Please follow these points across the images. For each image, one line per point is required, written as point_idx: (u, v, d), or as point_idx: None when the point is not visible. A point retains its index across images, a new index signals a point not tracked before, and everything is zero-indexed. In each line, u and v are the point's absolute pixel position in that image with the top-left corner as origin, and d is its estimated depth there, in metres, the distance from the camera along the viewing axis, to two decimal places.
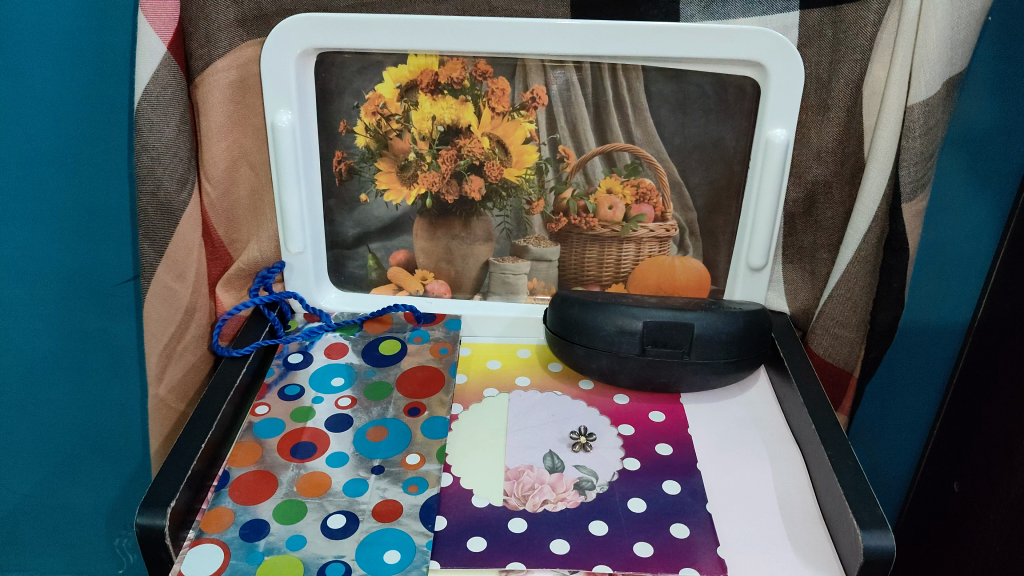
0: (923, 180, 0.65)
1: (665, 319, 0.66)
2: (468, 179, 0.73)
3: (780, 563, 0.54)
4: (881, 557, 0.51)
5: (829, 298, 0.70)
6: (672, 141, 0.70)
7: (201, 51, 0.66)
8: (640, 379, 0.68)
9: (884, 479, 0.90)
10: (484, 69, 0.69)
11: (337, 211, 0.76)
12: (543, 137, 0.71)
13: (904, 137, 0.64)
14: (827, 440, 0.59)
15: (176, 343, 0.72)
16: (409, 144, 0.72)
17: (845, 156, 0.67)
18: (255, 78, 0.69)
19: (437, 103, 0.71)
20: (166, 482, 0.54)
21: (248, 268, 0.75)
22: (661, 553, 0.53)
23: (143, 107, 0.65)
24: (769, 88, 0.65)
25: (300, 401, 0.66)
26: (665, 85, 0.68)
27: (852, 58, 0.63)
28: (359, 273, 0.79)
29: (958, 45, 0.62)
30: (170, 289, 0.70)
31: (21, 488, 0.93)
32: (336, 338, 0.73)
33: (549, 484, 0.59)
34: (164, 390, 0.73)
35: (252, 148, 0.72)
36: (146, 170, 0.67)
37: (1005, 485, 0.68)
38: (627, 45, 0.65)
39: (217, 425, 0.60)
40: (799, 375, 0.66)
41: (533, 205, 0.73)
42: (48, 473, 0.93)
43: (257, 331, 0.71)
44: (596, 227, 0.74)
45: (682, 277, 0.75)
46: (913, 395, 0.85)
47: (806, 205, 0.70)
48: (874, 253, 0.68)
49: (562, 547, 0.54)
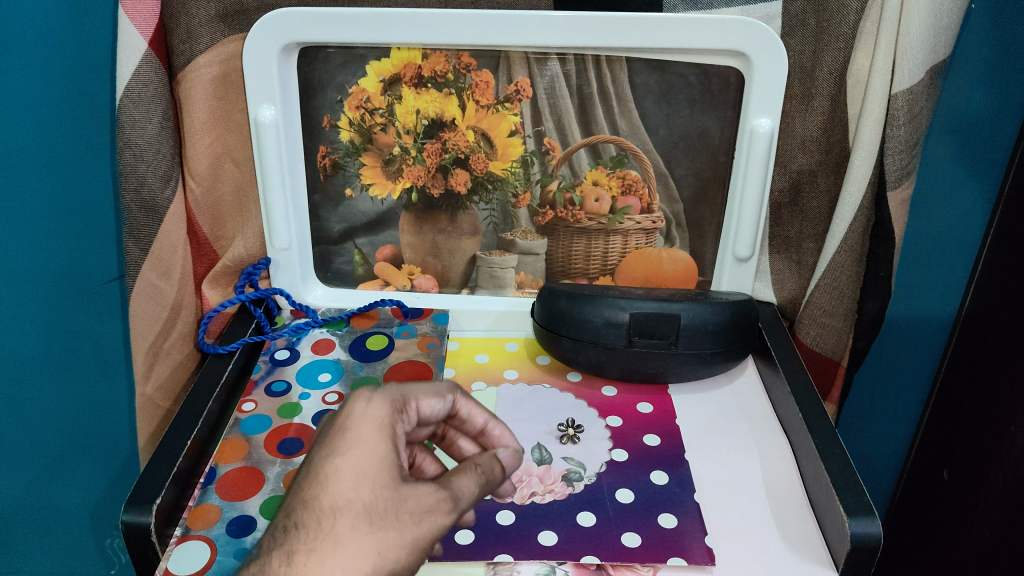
0: (908, 168, 0.66)
1: (652, 311, 0.66)
2: (454, 173, 0.73)
3: (769, 551, 0.54)
4: (868, 543, 0.51)
5: (816, 288, 0.70)
6: (657, 132, 0.70)
7: (183, 46, 0.66)
8: (627, 370, 0.67)
9: (873, 470, 0.91)
10: (468, 62, 0.68)
11: (323, 207, 0.76)
12: (528, 130, 0.71)
13: (888, 125, 0.64)
14: (815, 428, 0.59)
15: (163, 341, 0.72)
16: (394, 138, 0.72)
17: (830, 145, 0.67)
18: (238, 73, 0.69)
19: (421, 96, 0.70)
20: (150, 479, 0.54)
21: (234, 265, 0.75)
22: (648, 544, 0.53)
23: (126, 103, 0.65)
24: (753, 78, 0.65)
25: (288, 397, 0.66)
26: (650, 76, 0.68)
27: (836, 46, 0.63)
28: (345, 269, 0.79)
29: (941, 33, 0.62)
30: (155, 287, 0.70)
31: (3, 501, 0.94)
32: (323, 334, 0.74)
33: (538, 476, 0.59)
34: (151, 388, 0.73)
35: (236, 145, 0.71)
36: (129, 168, 0.67)
37: (994, 472, 0.68)
38: (610, 37, 0.64)
39: (203, 422, 0.60)
40: (785, 363, 0.66)
41: (519, 198, 0.73)
42: (23, 487, 0.94)
43: (243, 328, 0.71)
44: (583, 220, 0.74)
45: (669, 269, 0.75)
46: (900, 385, 0.86)
47: (791, 195, 0.71)
48: (861, 242, 0.68)
49: (550, 539, 0.54)
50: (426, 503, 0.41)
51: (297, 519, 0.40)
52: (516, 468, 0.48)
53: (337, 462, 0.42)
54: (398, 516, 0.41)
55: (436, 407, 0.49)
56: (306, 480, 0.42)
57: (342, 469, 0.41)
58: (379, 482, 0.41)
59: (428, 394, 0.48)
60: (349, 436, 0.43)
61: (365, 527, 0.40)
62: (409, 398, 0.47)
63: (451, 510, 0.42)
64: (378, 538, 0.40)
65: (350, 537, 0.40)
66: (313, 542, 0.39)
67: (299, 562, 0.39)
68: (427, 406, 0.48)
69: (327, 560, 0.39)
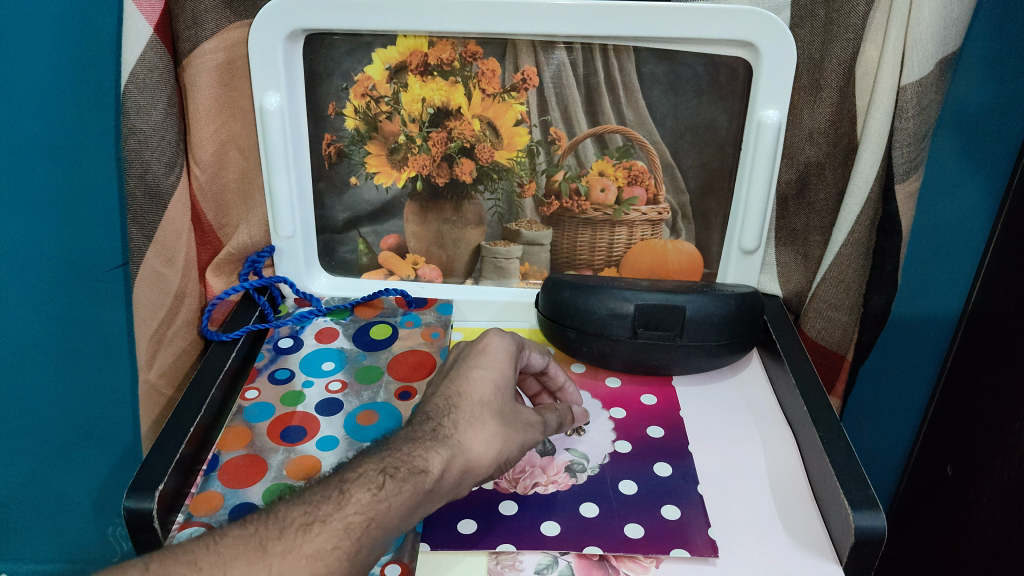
0: (916, 161, 0.65)
1: (657, 302, 0.66)
2: (459, 162, 0.72)
3: (771, 543, 0.53)
4: (872, 537, 0.50)
5: (822, 281, 0.70)
6: (664, 123, 0.70)
7: (188, 32, 0.66)
8: (632, 362, 0.67)
9: (877, 463, 0.91)
10: (474, 50, 0.68)
11: (328, 195, 0.76)
12: (535, 119, 0.70)
13: (897, 118, 0.63)
14: (820, 421, 0.59)
15: (166, 328, 0.72)
16: (399, 126, 0.72)
17: (838, 137, 0.67)
18: (243, 60, 0.68)
19: (427, 85, 0.70)
20: (153, 466, 0.54)
21: (238, 252, 0.75)
22: (651, 535, 0.53)
23: (130, 89, 0.65)
24: (761, 68, 0.65)
25: (291, 385, 0.65)
26: (657, 65, 0.67)
27: (845, 37, 0.62)
28: (350, 257, 0.79)
29: (952, 24, 0.61)
30: (159, 274, 0.70)
31: (6, 488, 0.95)
32: (327, 323, 0.73)
33: (541, 467, 0.59)
34: (154, 374, 0.72)
35: (241, 131, 0.71)
36: (133, 154, 0.67)
37: (998, 468, 0.68)
38: (616, 26, 0.64)
39: (206, 408, 0.60)
40: (791, 356, 0.66)
41: (525, 187, 0.73)
42: (26, 475, 0.94)
43: (247, 316, 0.71)
44: (588, 210, 0.73)
45: (674, 260, 0.75)
46: (905, 381, 0.86)
47: (799, 187, 0.70)
48: (868, 236, 0.67)
49: (553, 529, 0.54)
50: (532, 419, 0.56)
51: (455, 400, 0.53)
52: (585, 420, 0.63)
53: (482, 370, 0.55)
54: (516, 421, 0.54)
55: (538, 361, 0.62)
56: (456, 379, 0.55)
57: (486, 378, 0.55)
58: (506, 393, 0.55)
59: (536, 349, 0.61)
60: (488, 358, 0.56)
61: (499, 419, 0.53)
62: (525, 346, 0.60)
63: (542, 431, 0.56)
64: (507, 429, 0.53)
65: (492, 421, 0.53)
66: (468, 418, 0.52)
67: (460, 426, 0.52)
68: (533, 359, 0.61)
69: (481, 428, 0.52)
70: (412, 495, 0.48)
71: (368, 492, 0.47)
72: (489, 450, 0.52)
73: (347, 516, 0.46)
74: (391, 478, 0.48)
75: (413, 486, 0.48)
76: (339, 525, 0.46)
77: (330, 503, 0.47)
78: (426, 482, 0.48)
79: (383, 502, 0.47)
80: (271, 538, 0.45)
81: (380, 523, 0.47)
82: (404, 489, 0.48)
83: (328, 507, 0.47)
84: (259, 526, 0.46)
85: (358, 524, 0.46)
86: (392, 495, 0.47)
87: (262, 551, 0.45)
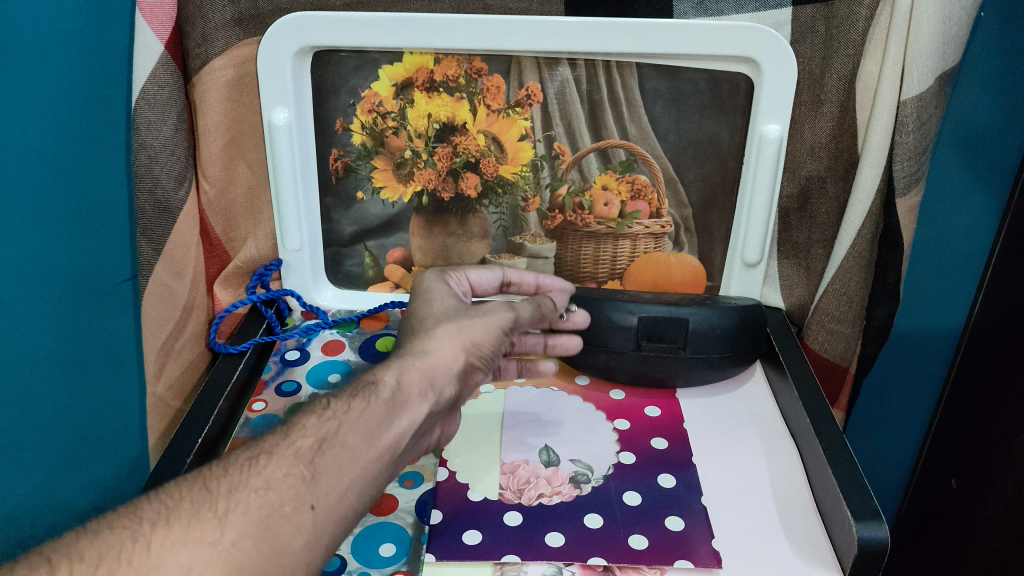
0: (917, 175, 0.66)
1: (661, 314, 0.66)
2: (464, 176, 0.74)
3: (774, 554, 0.54)
4: (876, 549, 0.50)
5: (824, 293, 0.71)
6: (667, 137, 0.70)
7: (199, 50, 0.67)
8: (635, 373, 0.68)
9: (880, 476, 0.92)
10: (480, 66, 0.69)
11: (334, 209, 0.77)
12: (539, 134, 0.71)
13: (897, 132, 0.64)
14: (823, 433, 0.59)
15: (174, 340, 0.73)
16: (405, 142, 0.73)
17: (839, 152, 0.67)
18: (252, 77, 0.70)
19: (433, 101, 0.71)
20: (161, 475, 0.54)
21: (245, 266, 0.76)
22: (655, 546, 0.53)
23: (141, 106, 0.66)
24: (762, 82, 0.66)
25: (297, 397, 0.66)
26: (659, 81, 0.68)
27: (846, 53, 0.63)
28: (356, 271, 0.80)
29: (950, 40, 0.62)
30: (168, 287, 0.71)
31: None
32: (333, 335, 0.74)
33: (545, 478, 0.59)
34: (162, 387, 0.73)
35: (250, 147, 0.73)
36: (144, 169, 0.68)
37: (1002, 480, 0.68)
38: (619, 43, 0.65)
39: (213, 420, 0.60)
40: (794, 369, 0.67)
41: (529, 201, 0.74)
42: None
43: (254, 328, 0.72)
44: (591, 224, 0.74)
45: (678, 273, 0.75)
46: (908, 393, 0.86)
47: (800, 201, 0.71)
48: (868, 249, 0.68)
49: (557, 540, 0.54)
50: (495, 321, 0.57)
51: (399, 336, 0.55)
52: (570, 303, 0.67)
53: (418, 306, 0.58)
54: (468, 317, 0.56)
55: (485, 276, 0.65)
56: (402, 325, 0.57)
57: (423, 310, 0.57)
58: (451, 309, 0.57)
59: (474, 269, 0.65)
60: (419, 294, 0.59)
61: (448, 323, 0.55)
62: (457, 270, 0.64)
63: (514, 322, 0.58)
64: (458, 327, 0.55)
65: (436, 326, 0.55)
66: (412, 337, 0.54)
67: (409, 343, 0.54)
68: (477, 276, 0.65)
69: (428, 337, 0.54)
70: (363, 407, 0.48)
71: (314, 415, 0.47)
72: (444, 345, 0.53)
73: (295, 444, 0.45)
74: (336, 399, 0.48)
75: (363, 398, 0.48)
76: (289, 451, 0.45)
77: (279, 435, 0.46)
78: (376, 393, 0.49)
79: (331, 419, 0.47)
80: (214, 478, 0.44)
81: (332, 441, 0.46)
82: (352, 403, 0.48)
83: (273, 440, 0.46)
84: (200, 471, 0.44)
85: (309, 446, 0.45)
86: (341, 412, 0.47)
87: (206, 490, 0.43)
